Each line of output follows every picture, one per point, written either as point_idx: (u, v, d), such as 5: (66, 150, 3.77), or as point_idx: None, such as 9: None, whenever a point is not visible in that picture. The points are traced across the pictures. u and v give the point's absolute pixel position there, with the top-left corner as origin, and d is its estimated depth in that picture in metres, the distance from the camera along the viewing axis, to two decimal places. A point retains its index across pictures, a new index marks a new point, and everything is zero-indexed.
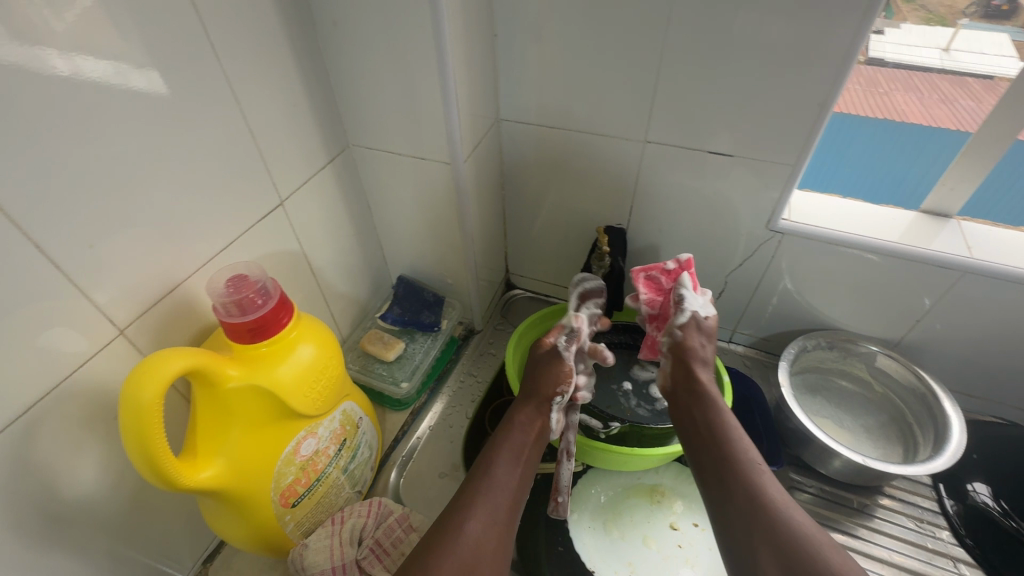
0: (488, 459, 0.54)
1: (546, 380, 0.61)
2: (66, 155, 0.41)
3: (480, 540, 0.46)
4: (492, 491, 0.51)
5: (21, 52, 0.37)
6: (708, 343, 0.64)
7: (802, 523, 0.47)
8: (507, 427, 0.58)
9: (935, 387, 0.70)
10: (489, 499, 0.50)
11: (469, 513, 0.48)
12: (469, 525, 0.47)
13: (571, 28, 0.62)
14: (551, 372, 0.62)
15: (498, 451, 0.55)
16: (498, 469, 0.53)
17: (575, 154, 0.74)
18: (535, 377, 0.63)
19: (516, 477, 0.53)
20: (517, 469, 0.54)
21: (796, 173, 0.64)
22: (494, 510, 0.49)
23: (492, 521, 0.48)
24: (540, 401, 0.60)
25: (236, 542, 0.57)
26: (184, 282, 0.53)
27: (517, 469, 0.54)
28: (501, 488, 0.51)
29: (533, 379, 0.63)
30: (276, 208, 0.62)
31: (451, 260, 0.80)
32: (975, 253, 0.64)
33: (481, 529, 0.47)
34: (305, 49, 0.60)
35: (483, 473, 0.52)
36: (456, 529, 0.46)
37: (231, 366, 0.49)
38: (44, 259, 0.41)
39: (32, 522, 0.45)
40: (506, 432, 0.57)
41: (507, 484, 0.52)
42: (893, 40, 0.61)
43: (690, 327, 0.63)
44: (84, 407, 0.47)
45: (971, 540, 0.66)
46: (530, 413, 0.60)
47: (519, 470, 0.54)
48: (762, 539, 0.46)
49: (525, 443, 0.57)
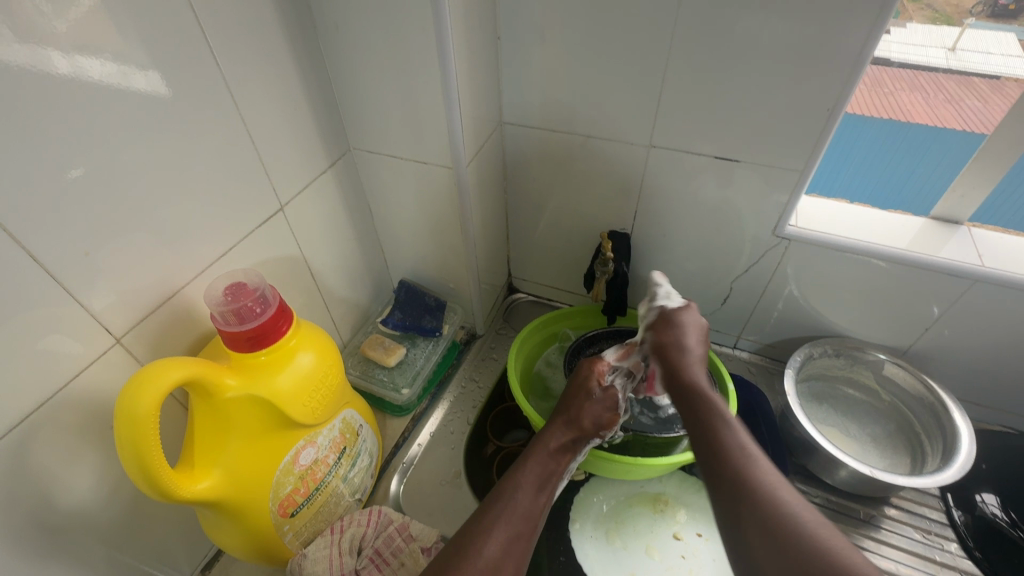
0: (512, 485, 0.53)
1: (584, 414, 0.61)
2: (62, 158, 0.40)
3: (498, 562, 0.46)
4: (514, 517, 0.50)
5: (23, 52, 0.36)
6: (691, 332, 0.60)
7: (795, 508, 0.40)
8: (538, 451, 0.58)
9: (945, 397, 0.69)
10: (507, 526, 0.49)
11: (485, 536, 0.47)
12: (487, 549, 0.46)
13: (576, 30, 0.62)
14: (592, 411, 0.62)
15: (520, 475, 0.54)
16: (521, 494, 0.52)
17: (580, 156, 0.73)
18: (573, 405, 0.62)
19: (538, 505, 0.53)
20: (540, 495, 0.54)
21: (804, 178, 0.63)
22: (512, 537, 0.48)
23: (511, 546, 0.48)
24: (575, 435, 0.60)
25: (235, 553, 0.56)
26: (182, 289, 0.53)
27: (541, 500, 0.53)
28: (524, 517, 0.50)
29: (574, 405, 0.62)
30: (275, 213, 0.61)
31: (453, 264, 0.79)
32: (986, 261, 0.63)
33: (497, 554, 0.46)
34: (306, 52, 0.59)
35: (496, 501, 0.51)
36: (473, 552, 0.46)
37: (228, 376, 0.48)
38: (38, 266, 0.40)
39: (27, 533, 0.44)
40: (535, 457, 0.57)
41: (530, 513, 0.51)
42: (899, 39, 0.59)
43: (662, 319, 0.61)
44: (80, 416, 0.46)
45: (979, 553, 0.65)
46: (563, 444, 0.59)
47: (542, 498, 0.54)
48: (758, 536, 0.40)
49: (549, 470, 0.56)
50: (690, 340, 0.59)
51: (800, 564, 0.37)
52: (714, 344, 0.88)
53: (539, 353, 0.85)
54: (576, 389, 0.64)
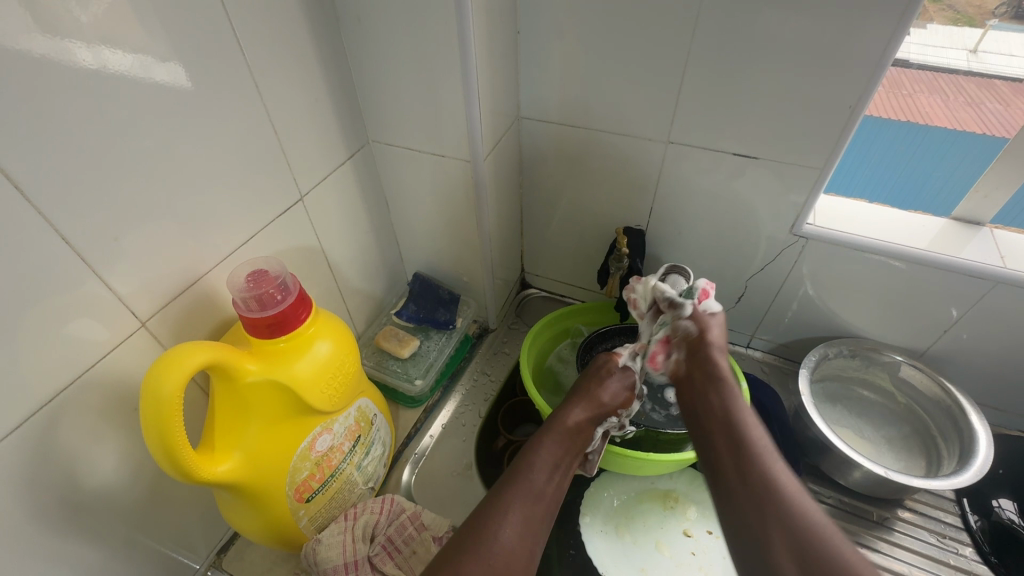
0: (527, 463, 0.54)
1: (603, 391, 0.63)
2: (89, 149, 0.41)
3: (513, 548, 0.47)
4: (529, 495, 0.51)
5: (48, 45, 0.37)
6: (720, 332, 0.61)
7: (819, 517, 0.44)
8: (555, 429, 0.58)
9: (962, 400, 0.68)
10: (523, 505, 0.50)
11: (501, 519, 0.48)
12: (502, 533, 0.47)
13: (595, 27, 0.62)
14: (613, 386, 0.63)
15: (537, 453, 0.55)
16: (536, 474, 0.53)
17: (596, 153, 0.73)
18: (593, 384, 0.63)
19: (554, 484, 0.54)
20: (554, 477, 0.54)
21: (823, 177, 0.62)
22: (529, 518, 0.50)
23: (526, 528, 0.49)
24: (595, 411, 0.61)
25: (252, 535, 0.57)
26: (204, 276, 0.54)
27: (555, 480, 0.54)
28: (538, 497, 0.51)
29: (595, 383, 0.63)
30: (295, 203, 0.62)
31: (468, 258, 0.80)
32: (1008, 263, 0.62)
33: (514, 538, 0.48)
34: (328, 45, 0.60)
35: (513, 478, 0.52)
36: (488, 535, 0.47)
37: (249, 361, 0.49)
38: (69, 250, 0.41)
39: (52, 511, 0.45)
40: (551, 435, 0.57)
41: (543, 492, 0.52)
42: (920, 40, 0.58)
43: (701, 320, 0.61)
44: (105, 398, 0.47)
45: (995, 558, 0.65)
46: (580, 421, 0.60)
47: (556, 479, 0.54)
48: (777, 534, 0.44)
49: (564, 451, 0.57)
50: (718, 338, 0.61)
51: (806, 550, 0.42)
52: (727, 343, 0.88)
53: (550, 348, 0.85)
54: (595, 371, 0.65)
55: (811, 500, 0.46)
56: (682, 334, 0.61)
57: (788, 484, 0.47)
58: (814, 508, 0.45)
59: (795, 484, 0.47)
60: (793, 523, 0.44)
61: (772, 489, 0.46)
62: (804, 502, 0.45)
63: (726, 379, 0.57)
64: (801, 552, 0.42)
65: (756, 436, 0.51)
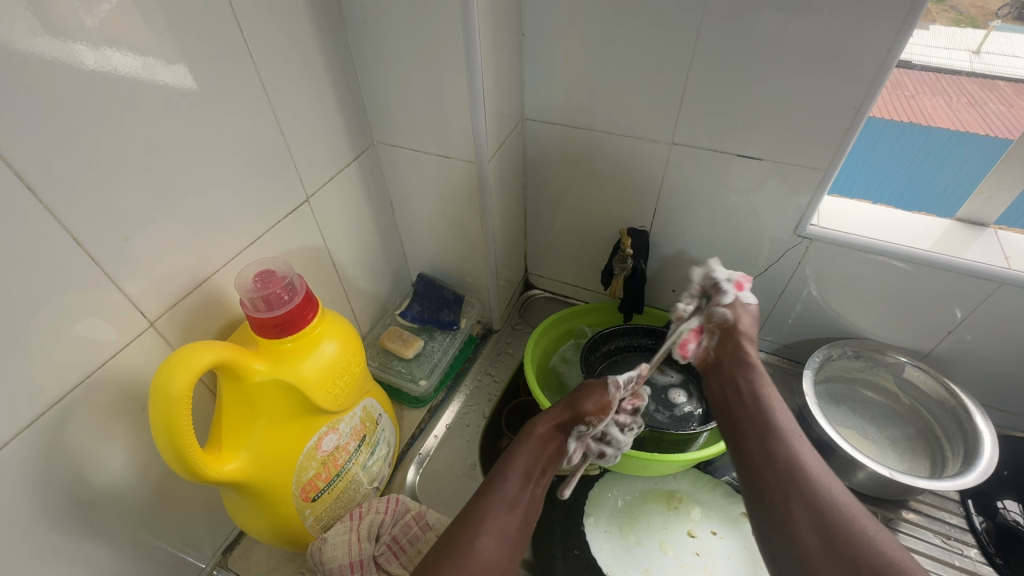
0: (498, 475, 0.54)
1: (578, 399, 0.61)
2: (96, 150, 0.41)
3: (490, 557, 0.48)
4: (501, 507, 0.51)
5: (57, 47, 0.37)
6: (753, 325, 0.63)
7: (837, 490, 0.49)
8: (526, 440, 0.58)
9: (967, 401, 0.68)
10: (496, 517, 0.50)
11: (478, 530, 0.49)
12: (478, 543, 0.48)
13: (599, 28, 0.62)
14: (590, 396, 0.60)
15: (508, 464, 0.55)
16: (508, 485, 0.53)
17: (600, 155, 0.74)
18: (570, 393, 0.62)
19: (525, 494, 0.54)
20: (527, 486, 0.55)
21: (827, 179, 0.62)
22: (503, 529, 0.50)
23: (500, 540, 0.49)
24: (567, 419, 0.60)
25: (257, 534, 0.58)
26: (211, 276, 0.54)
27: (528, 490, 0.54)
28: (510, 508, 0.52)
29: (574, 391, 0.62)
30: (301, 204, 0.62)
31: (472, 259, 0.80)
32: (1013, 264, 0.62)
33: (491, 548, 0.48)
34: (334, 46, 0.60)
35: (487, 490, 0.53)
36: (465, 545, 0.48)
37: (256, 360, 0.50)
38: (78, 250, 0.42)
39: (61, 509, 0.46)
40: (522, 446, 0.57)
41: (515, 503, 0.53)
42: (922, 42, 0.58)
43: (738, 308, 0.62)
44: (114, 397, 0.48)
45: (1000, 559, 0.64)
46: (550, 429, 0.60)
47: (528, 489, 0.54)
48: (800, 508, 0.49)
49: (539, 459, 0.57)
50: (751, 332, 0.62)
51: (827, 522, 0.47)
52: None
53: (554, 349, 0.86)
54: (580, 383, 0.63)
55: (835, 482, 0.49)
56: (717, 320, 0.62)
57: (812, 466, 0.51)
58: (835, 484, 0.50)
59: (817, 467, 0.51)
60: (814, 496, 0.49)
61: (794, 465, 0.51)
62: (826, 477, 0.50)
63: (755, 363, 0.60)
64: (820, 524, 0.47)
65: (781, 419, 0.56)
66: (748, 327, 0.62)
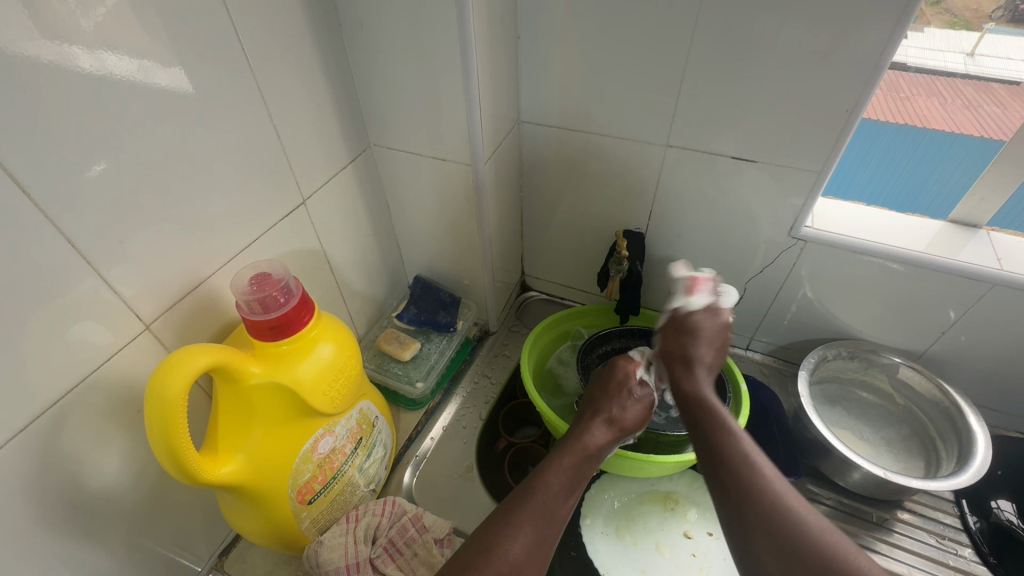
0: (533, 486, 0.53)
1: (622, 408, 0.62)
2: (91, 152, 0.41)
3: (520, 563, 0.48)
4: (540, 519, 0.51)
5: (51, 50, 0.37)
6: (701, 342, 0.61)
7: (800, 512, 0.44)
8: (567, 452, 0.57)
9: (960, 402, 0.69)
10: (533, 529, 0.50)
11: (510, 536, 0.49)
12: (512, 547, 0.48)
13: (595, 30, 0.62)
14: (630, 406, 0.63)
15: (546, 476, 0.54)
16: (547, 497, 0.52)
17: (596, 157, 0.74)
18: (610, 401, 0.63)
19: (565, 506, 0.53)
20: (566, 500, 0.54)
21: (822, 180, 0.63)
22: (540, 538, 0.50)
23: (534, 549, 0.49)
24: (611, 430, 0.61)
25: (253, 537, 0.57)
26: (207, 279, 0.54)
27: (567, 503, 0.54)
28: (550, 523, 0.51)
29: (616, 405, 0.62)
30: (298, 206, 0.62)
31: (469, 261, 0.80)
32: (1004, 265, 0.62)
33: (522, 554, 0.48)
34: (331, 49, 0.60)
35: (520, 499, 0.52)
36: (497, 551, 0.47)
37: (253, 363, 0.50)
38: (72, 252, 0.42)
39: (55, 512, 0.45)
40: (565, 457, 0.57)
41: (555, 517, 0.52)
42: (916, 44, 0.58)
43: (677, 321, 0.63)
44: (109, 400, 0.48)
45: (994, 559, 0.65)
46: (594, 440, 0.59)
47: (567, 502, 0.54)
48: (762, 543, 0.44)
49: (578, 472, 0.56)
50: (697, 348, 0.61)
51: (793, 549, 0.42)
52: None
53: (551, 350, 0.86)
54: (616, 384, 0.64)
55: (796, 496, 0.45)
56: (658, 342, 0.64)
57: (770, 478, 0.47)
58: (802, 506, 0.45)
59: (779, 480, 0.47)
60: (782, 528, 0.43)
61: (753, 490, 0.46)
62: (789, 500, 0.45)
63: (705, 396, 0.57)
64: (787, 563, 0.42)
65: (738, 443, 0.51)
66: (689, 340, 0.61)
